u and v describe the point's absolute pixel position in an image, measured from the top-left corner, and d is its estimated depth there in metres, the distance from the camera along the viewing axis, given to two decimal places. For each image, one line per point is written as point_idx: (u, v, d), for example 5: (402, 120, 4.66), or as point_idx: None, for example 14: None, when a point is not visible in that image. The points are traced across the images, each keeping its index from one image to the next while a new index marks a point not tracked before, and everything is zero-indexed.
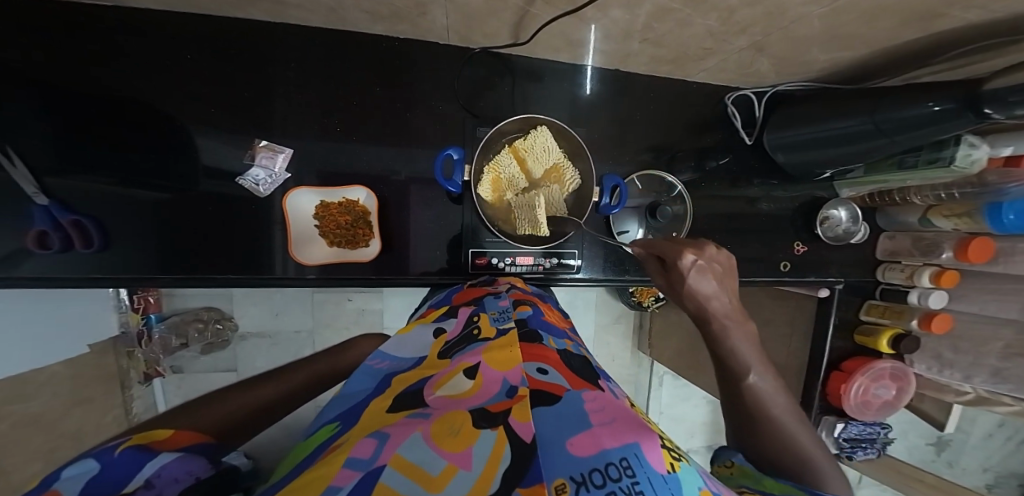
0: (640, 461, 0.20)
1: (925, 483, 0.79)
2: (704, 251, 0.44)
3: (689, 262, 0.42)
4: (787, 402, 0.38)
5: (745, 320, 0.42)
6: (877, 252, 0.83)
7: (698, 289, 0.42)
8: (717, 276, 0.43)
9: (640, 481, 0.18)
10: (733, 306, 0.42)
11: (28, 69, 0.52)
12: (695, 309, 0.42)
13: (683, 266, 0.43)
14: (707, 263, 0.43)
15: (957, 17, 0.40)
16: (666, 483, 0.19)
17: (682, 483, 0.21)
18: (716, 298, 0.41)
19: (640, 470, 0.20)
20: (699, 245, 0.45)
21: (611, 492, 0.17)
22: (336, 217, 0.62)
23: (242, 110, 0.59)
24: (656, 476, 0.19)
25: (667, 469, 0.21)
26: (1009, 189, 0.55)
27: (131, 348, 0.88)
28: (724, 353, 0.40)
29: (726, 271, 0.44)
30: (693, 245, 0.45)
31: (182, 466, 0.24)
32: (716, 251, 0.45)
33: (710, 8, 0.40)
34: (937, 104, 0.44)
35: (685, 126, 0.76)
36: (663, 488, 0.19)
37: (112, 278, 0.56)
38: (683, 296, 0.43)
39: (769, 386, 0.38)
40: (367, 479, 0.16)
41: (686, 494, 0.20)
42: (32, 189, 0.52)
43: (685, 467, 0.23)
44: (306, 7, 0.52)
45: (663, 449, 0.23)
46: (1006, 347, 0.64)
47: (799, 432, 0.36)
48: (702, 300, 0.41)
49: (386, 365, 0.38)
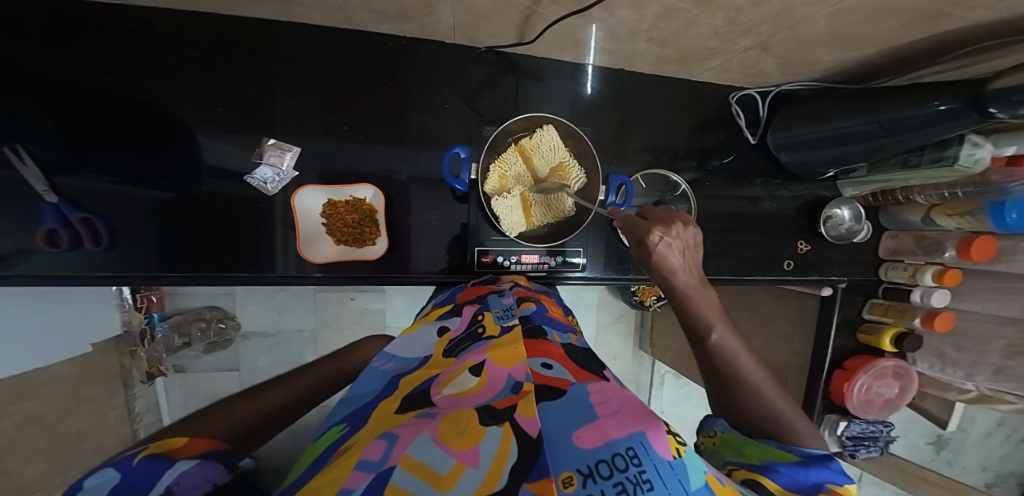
0: (647, 450, 0.21)
1: (926, 481, 0.80)
2: (671, 227, 0.43)
3: (656, 239, 0.41)
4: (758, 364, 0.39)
5: (708, 289, 0.42)
6: (880, 251, 0.84)
7: (663, 264, 0.42)
8: (683, 251, 0.42)
9: (646, 471, 0.19)
10: (695, 278, 0.42)
11: (32, 68, 0.52)
12: (661, 283, 0.42)
13: (649, 243, 0.42)
14: (672, 238, 0.42)
15: (961, 17, 0.41)
16: (673, 470, 0.20)
17: (689, 468, 0.21)
18: (681, 271, 0.42)
19: (646, 459, 0.20)
20: (667, 222, 0.44)
21: (619, 483, 0.18)
22: (343, 216, 0.62)
23: (248, 109, 0.59)
24: (662, 465, 0.20)
25: (673, 456, 0.21)
26: (1012, 188, 0.55)
27: (134, 347, 0.87)
28: (690, 321, 0.40)
29: (691, 246, 0.43)
30: (662, 221, 0.44)
31: (198, 474, 0.23)
32: (684, 228, 0.44)
33: (716, 8, 0.41)
34: (943, 104, 0.44)
35: (688, 125, 0.76)
36: (669, 477, 0.19)
37: (119, 277, 0.56)
38: (650, 271, 0.43)
39: (736, 347, 0.39)
40: (377, 481, 0.16)
41: (693, 479, 0.20)
42: (41, 187, 0.52)
43: (691, 453, 0.23)
44: (314, 7, 0.52)
45: (669, 436, 0.23)
46: (1008, 346, 0.64)
47: (771, 391, 0.37)
48: (667, 274, 0.42)
49: (392, 367, 0.38)
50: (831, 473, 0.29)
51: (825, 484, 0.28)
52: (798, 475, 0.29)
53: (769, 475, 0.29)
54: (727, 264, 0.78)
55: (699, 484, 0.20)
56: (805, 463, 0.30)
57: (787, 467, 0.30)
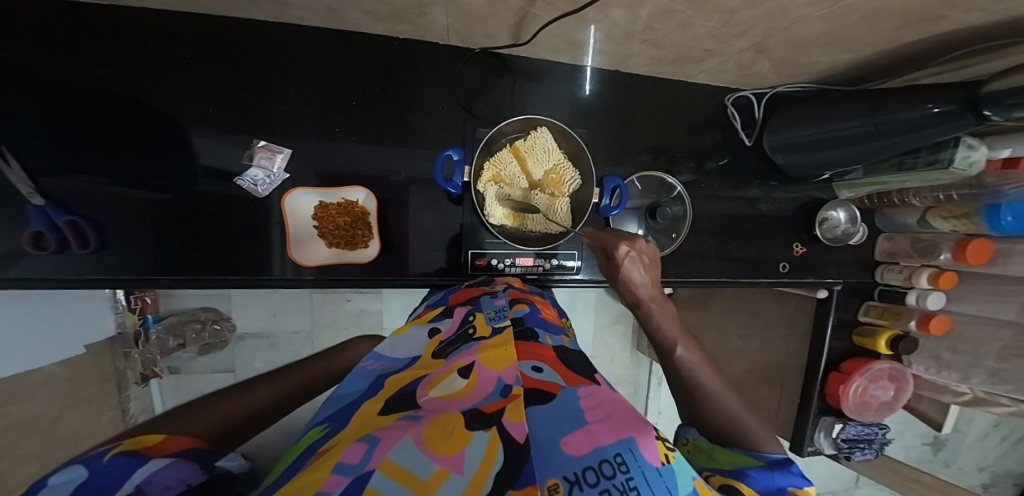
0: (635, 456, 0.21)
1: (920, 484, 0.80)
2: (635, 242, 0.47)
3: (623, 253, 0.45)
4: (716, 374, 0.41)
5: (668, 303, 0.46)
6: (876, 252, 0.83)
7: (628, 277, 0.45)
8: (646, 265, 0.46)
9: (634, 478, 0.19)
10: (657, 292, 0.46)
11: (20, 67, 0.51)
12: (628, 296, 0.47)
13: (618, 257, 0.46)
14: (636, 252, 0.46)
15: (956, 19, 0.41)
16: (660, 477, 0.20)
17: (677, 475, 0.21)
18: (644, 286, 0.45)
19: (635, 465, 0.20)
20: (631, 237, 0.48)
21: (605, 490, 0.18)
22: (335, 218, 0.62)
23: (242, 110, 0.58)
24: (651, 471, 0.20)
25: (662, 462, 0.21)
26: (1007, 191, 0.56)
27: (128, 348, 0.86)
28: (654, 332, 0.44)
29: (654, 262, 0.47)
30: (627, 236, 0.48)
31: (171, 474, 0.22)
32: (648, 243, 0.47)
33: (711, 9, 0.40)
34: (937, 107, 0.44)
35: (685, 126, 0.76)
36: (657, 483, 0.19)
37: (109, 279, 0.56)
38: (617, 283, 0.47)
39: (697, 357, 0.42)
40: (355, 484, 0.16)
41: (681, 486, 0.20)
42: (27, 189, 0.52)
43: (679, 457, 0.23)
44: (307, 7, 0.51)
45: (658, 441, 0.23)
46: (1003, 348, 0.64)
47: (728, 398, 0.39)
48: (632, 287, 0.45)
49: (380, 367, 0.37)
50: (793, 477, 0.30)
51: (788, 487, 0.29)
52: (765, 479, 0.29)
53: (742, 480, 0.29)
54: (723, 265, 0.78)
55: (686, 489, 0.21)
56: (769, 467, 0.30)
57: (758, 472, 0.30)
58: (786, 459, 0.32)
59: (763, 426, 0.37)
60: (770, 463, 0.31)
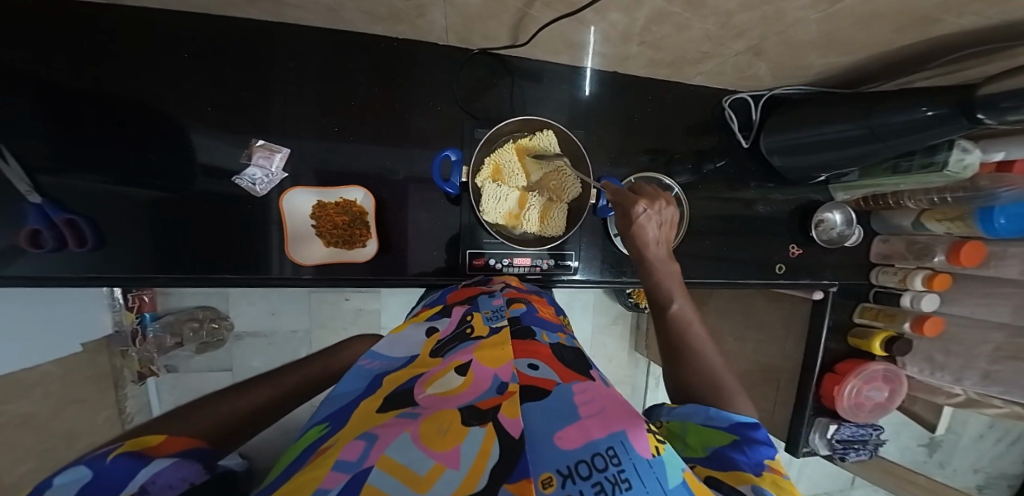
0: (627, 449, 0.21)
1: (914, 484, 0.84)
2: (654, 202, 0.50)
3: (640, 210, 0.48)
4: (704, 332, 0.44)
5: (672, 263, 0.49)
6: (871, 255, 0.84)
7: (641, 234, 0.48)
8: (660, 225, 0.49)
9: (625, 470, 0.19)
10: (666, 251, 0.49)
11: (18, 66, 0.51)
12: (635, 250, 0.49)
13: (634, 213, 0.48)
14: (653, 211, 0.49)
15: (951, 23, 0.41)
16: (651, 469, 0.20)
17: (667, 467, 0.21)
18: (653, 244, 0.49)
19: (626, 458, 0.20)
20: (652, 198, 0.51)
21: (597, 483, 0.18)
22: (333, 218, 0.62)
23: (241, 109, 0.59)
24: (641, 463, 0.20)
25: (652, 454, 0.22)
26: (1001, 194, 0.57)
27: (125, 347, 0.87)
28: (653, 287, 0.47)
29: (668, 224, 0.51)
30: (648, 197, 0.51)
31: (175, 473, 0.23)
32: (666, 207, 0.51)
33: (708, 13, 0.41)
34: (931, 110, 0.44)
35: (683, 128, 0.76)
36: (648, 475, 0.20)
37: (107, 277, 0.56)
38: (628, 239, 0.49)
39: (690, 315, 0.45)
40: (354, 481, 0.16)
41: (671, 477, 0.21)
42: (25, 188, 0.51)
43: (669, 450, 0.24)
44: (307, 8, 0.51)
45: (649, 435, 0.24)
46: (996, 350, 0.66)
47: (709, 353, 0.42)
48: (641, 243, 0.48)
49: (378, 366, 0.37)
50: (764, 448, 0.29)
51: (766, 461, 0.28)
52: (739, 458, 0.29)
53: (722, 466, 0.30)
54: (718, 266, 0.78)
55: (677, 481, 0.21)
56: (741, 444, 0.30)
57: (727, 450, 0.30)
58: (753, 424, 0.31)
59: (738, 385, 0.38)
60: (736, 428, 0.31)
